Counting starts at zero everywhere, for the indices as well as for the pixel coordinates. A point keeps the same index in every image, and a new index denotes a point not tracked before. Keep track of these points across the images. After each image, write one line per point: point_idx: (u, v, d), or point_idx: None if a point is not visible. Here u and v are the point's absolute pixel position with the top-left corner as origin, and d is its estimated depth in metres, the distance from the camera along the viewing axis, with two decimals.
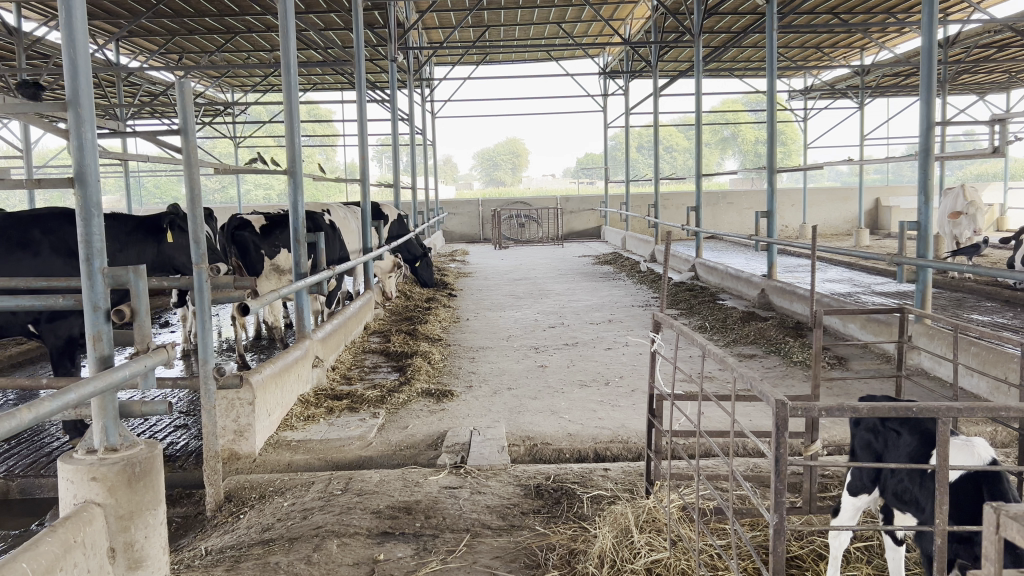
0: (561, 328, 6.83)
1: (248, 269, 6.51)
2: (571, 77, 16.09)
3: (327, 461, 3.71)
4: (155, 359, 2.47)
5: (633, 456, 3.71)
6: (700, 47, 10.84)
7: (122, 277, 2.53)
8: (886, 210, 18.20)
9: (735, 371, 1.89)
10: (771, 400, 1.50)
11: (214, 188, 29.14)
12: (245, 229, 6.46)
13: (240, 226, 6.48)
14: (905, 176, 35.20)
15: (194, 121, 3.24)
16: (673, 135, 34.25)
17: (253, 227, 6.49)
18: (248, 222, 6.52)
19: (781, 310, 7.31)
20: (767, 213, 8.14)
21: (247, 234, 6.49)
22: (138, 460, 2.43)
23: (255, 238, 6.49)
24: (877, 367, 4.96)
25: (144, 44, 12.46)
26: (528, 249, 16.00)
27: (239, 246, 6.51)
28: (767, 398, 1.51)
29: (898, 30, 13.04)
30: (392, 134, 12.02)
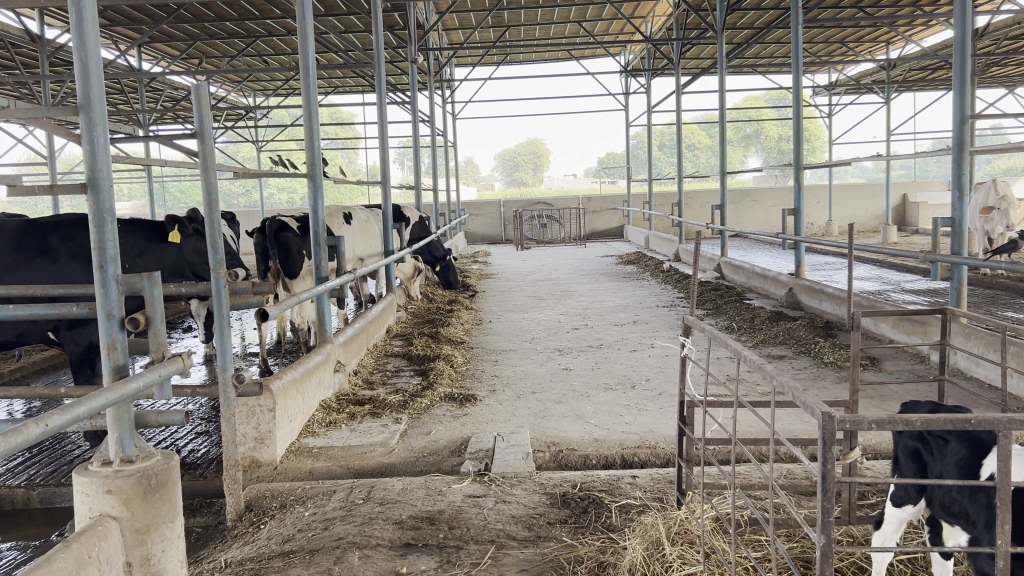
0: (585, 330, 6.73)
1: (292, 271, 6.46)
2: (592, 76, 15.98)
3: (348, 468, 3.65)
4: (171, 368, 2.41)
5: (661, 462, 3.63)
6: (723, 43, 10.73)
7: (136, 284, 2.47)
8: (914, 206, 17.91)
9: (771, 378, 1.80)
10: (814, 412, 1.40)
11: (237, 192, 29.32)
12: (288, 231, 6.41)
13: (281, 229, 6.43)
14: (931, 171, 34.70)
15: (210, 123, 3.18)
16: (694, 134, 34.01)
17: (293, 229, 6.47)
18: (286, 223, 6.49)
19: (810, 309, 7.16)
20: (794, 211, 7.99)
21: (288, 236, 6.45)
22: (154, 472, 2.38)
23: (298, 239, 6.47)
24: (911, 367, 4.84)
25: (166, 49, 12.52)
26: (549, 250, 15.89)
27: (281, 247, 6.43)
28: (813, 411, 1.41)
29: (924, 23, 12.81)
30: (414, 136, 12.01)
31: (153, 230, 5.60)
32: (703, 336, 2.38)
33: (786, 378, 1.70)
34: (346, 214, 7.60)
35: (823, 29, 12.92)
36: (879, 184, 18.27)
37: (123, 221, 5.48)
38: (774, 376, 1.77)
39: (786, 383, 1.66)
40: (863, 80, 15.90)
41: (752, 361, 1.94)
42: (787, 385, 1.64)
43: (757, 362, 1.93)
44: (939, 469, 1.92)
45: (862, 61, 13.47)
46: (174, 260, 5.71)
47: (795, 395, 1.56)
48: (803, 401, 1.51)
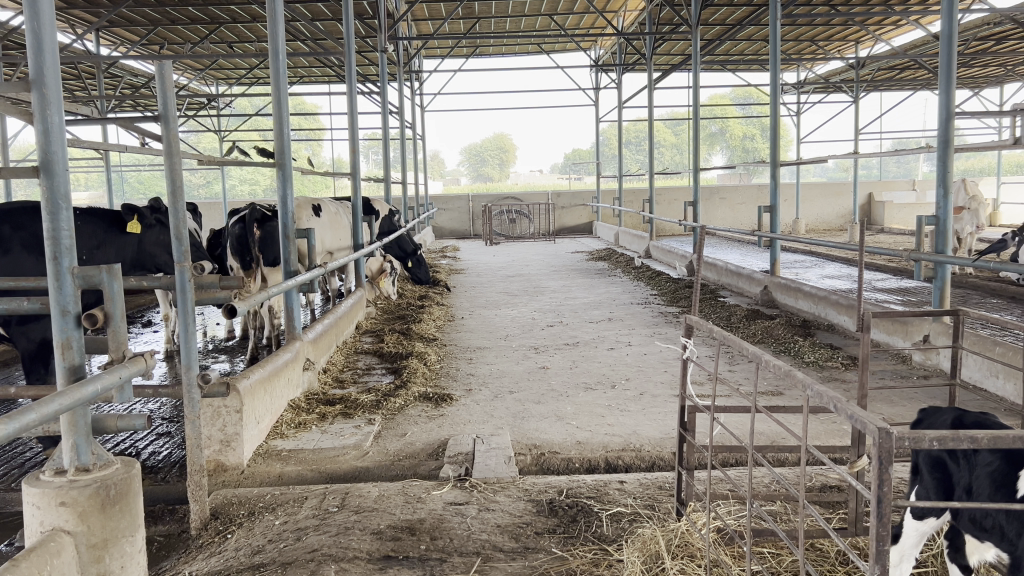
0: (560, 327, 6.59)
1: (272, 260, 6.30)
2: (562, 69, 15.87)
3: (320, 473, 3.48)
4: (131, 369, 2.21)
5: (646, 466, 3.49)
6: (696, 38, 10.65)
7: (94, 277, 2.26)
8: (879, 205, 18.05)
9: (796, 384, 1.68)
10: (865, 425, 1.29)
11: (199, 183, 28.76)
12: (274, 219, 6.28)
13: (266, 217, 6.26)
14: (893, 171, 35.13)
15: (175, 105, 2.96)
16: (661, 131, 34.05)
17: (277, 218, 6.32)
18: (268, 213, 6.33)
19: (786, 308, 7.09)
20: (769, 207, 7.92)
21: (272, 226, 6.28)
22: (113, 482, 2.20)
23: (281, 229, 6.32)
24: (894, 367, 4.77)
25: (124, 34, 12.16)
26: (519, 245, 15.72)
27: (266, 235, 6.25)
28: (863, 424, 1.30)
29: (894, 23, 12.87)
30: (382, 128, 11.78)
31: (111, 218, 5.36)
32: (708, 336, 2.25)
33: (818, 385, 1.59)
34: (315, 206, 7.37)
35: (796, 27, 12.92)
36: (846, 183, 18.38)
37: (79, 208, 5.20)
38: (799, 378, 1.65)
39: (817, 387, 1.55)
40: (831, 78, 15.98)
41: (766, 363, 1.82)
42: (820, 391, 1.53)
43: (775, 363, 1.80)
44: (966, 479, 1.84)
45: (833, 59, 13.51)
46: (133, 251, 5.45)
47: (836, 405, 1.45)
48: (847, 411, 1.39)
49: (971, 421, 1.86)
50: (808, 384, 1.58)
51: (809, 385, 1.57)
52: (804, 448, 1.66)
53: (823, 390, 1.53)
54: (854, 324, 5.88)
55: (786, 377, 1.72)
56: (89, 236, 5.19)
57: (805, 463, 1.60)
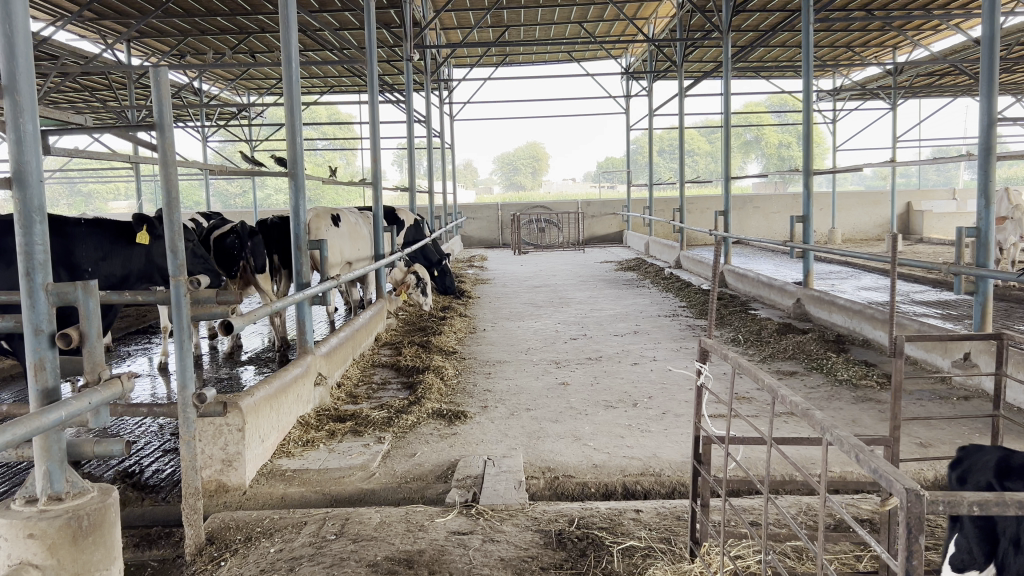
0: (583, 341, 6.40)
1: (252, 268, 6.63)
2: (592, 77, 15.70)
3: (324, 495, 3.33)
4: (104, 394, 2.07)
5: (666, 492, 3.31)
6: (728, 44, 10.36)
7: (70, 295, 2.13)
8: (918, 214, 17.61)
9: (813, 424, 1.49)
10: (894, 487, 1.11)
11: (234, 192, 29.15)
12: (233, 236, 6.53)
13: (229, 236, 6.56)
14: (933, 179, 34.40)
15: (171, 113, 2.84)
16: (694, 139, 33.68)
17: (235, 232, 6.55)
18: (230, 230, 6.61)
19: (819, 321, 6.84)
20: (802, 217, 7.64)
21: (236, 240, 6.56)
22: (87, 512, 2.07)
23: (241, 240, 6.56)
24: (932, 388, 4.52)
25: (156, 44, 12.29)
26: (547, 255, 15.54)
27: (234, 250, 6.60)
28: (893, 484, 1.12)
29: (933, 27, 12.52)
30: (408, 137, 11.69)
31: (117, 230, 5.27)
32: (725, 362, 2.06)
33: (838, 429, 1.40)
34: (335, 216, 7.30)
35: (830, 33, 12.64)
36: (883, 191, 17.96)
37: (84, 219, 5.12)
38: (815, 413, 1.47)
39: (837, 431, 1.36)
40: (868, 85, 15.60)
41: (780, 396, 1.63)
42: (838, 436, 1.34)
43: (793, 399, 1.61)
44: (1015, 529, 1.63)
45: (870, 65, 13.18)
46: (144, 263, 5.41)
47: (856, 450, 1.27)
48: (871, 464, 1.20)
49: (1021, 464, 1.66)
50: (826, 427, 1.40)
51: (828, 429, 1.39)
52: (827, 497, 1.47)
53: (844, 436, 1.33)
54: (890, 339, 5.64)
55: (803, 417, 1.52)
56: (94, 250, 5.13)
57: (825, 521, 1.42)
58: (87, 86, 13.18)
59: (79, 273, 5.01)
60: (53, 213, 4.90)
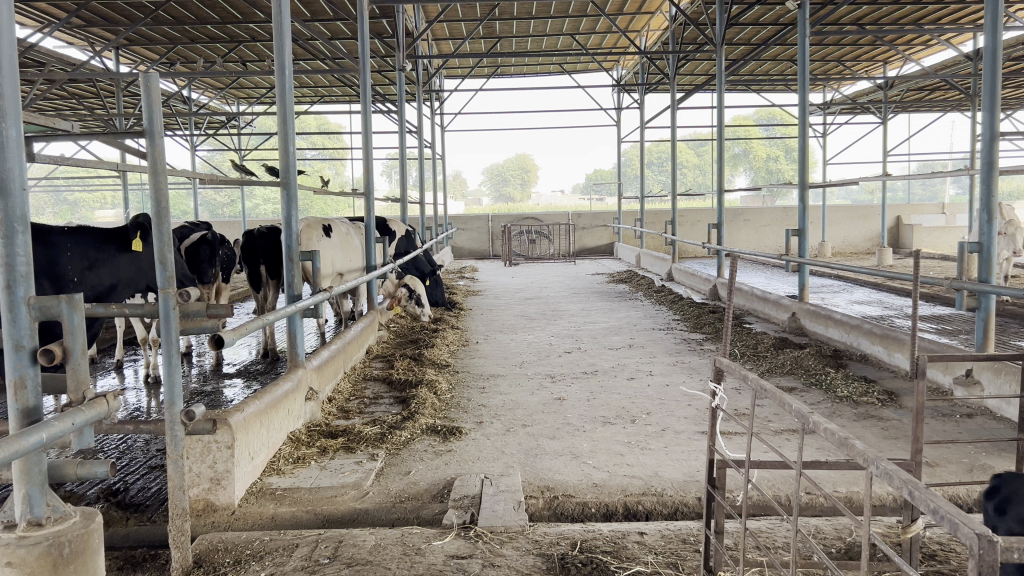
0: (578, 355, 6.31)
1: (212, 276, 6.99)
2: (584, 89, 15.67)
3: (316, 515, 3.23)
4: (89, 414, 1.96)
5: (669, 513, 3.22)
6: (722, 56, 10.33)
7: (53, 309, 2.02)
8: (908, 228, 17.65)
9: (853, 456, 1.38)
10: (957, 533, 1.02)
11: (223, 201, 29.02)
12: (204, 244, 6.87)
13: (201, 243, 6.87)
14: (920, 194, 34.58)
15: (161, 121, 2.74)
16: (684, 151, 33.75)
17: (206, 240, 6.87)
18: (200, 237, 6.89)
19: (814, 336, 6.78)
20: (797, 231, 7.58)
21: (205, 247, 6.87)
22: (69, 539, 1.96)
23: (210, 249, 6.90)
24: (933, 405, 4.46)
25: (145, 52, 12.17)
26: (538, 267, 15.47)
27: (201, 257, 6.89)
28: (953, 526, 1.03)
29: (924, 41, 12.55)
30: (399, 146, 11.60)
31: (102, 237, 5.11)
32: (744, 383, 1.96)
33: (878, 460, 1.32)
34: (326, 226, 7.20)
35: (822, 47, 12.65)
36: (873, 205, 18.00)
37: (66, 227, 4.96)
38: (854, 442, 1.38)
39: (879, 464, 1.28)
40: (859, 99, 15.65)
41: (809, 421, 1.53)
42: (881, 470, 1.26)
43: (822, 425, 1.51)
44: None
45: (862, 78, 13.19)
46: (130, 270, 5.32)
47: (903, 483, 1.19)
48: (924, 501, 1.12)
49: None
50: (866, 456, 1.32)
51: (868, 459, 1.30)
52: (869, 536, 1.37)
53: (889, 468, 1.24)
54: (888, 354, 5.57)
55: (840, 446, 1.41)
56: (79, 259, 4.97)
57: (868, 561, 1.33)
58: (74, 93, 13.04)
59: (66, 283, 4.83)
60: (36, 221, 4.71)
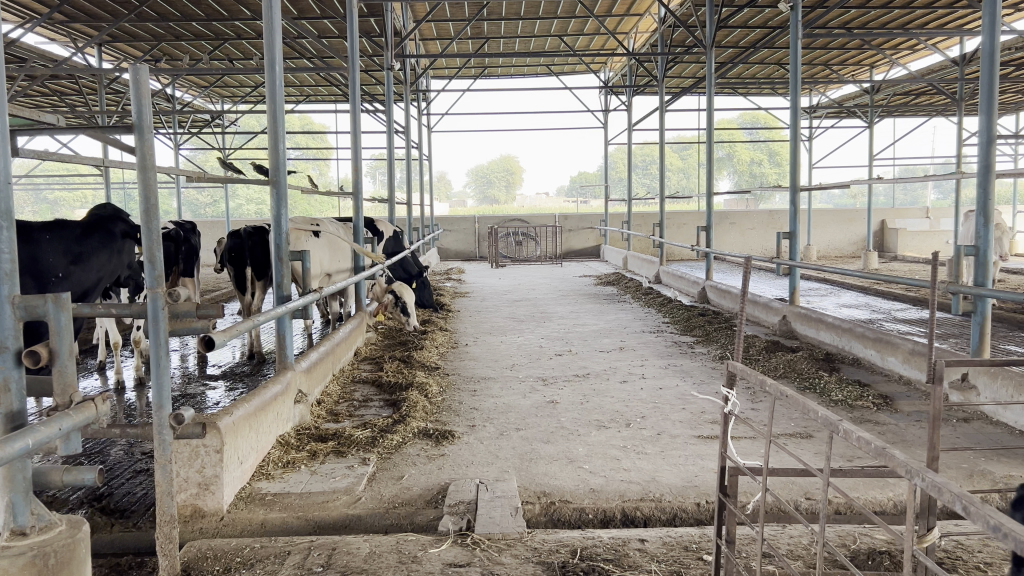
0: (569, 357, 6.25)
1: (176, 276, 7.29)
2: (571, 90, 15.65)
3: (307, 521, 3.15)
4: (76, 418, 1.87)
5: (668, 519, 3.16)
6: (712, 58, 10.30)
7: (38, 308, 1.93)
8: (892, 232, 17.76)
9: (893, 467, 1.33)
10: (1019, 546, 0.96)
11: (206, 201, 28.79)
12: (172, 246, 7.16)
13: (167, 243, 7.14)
14: (902, 198, 34.84)
15: (151, 116, 2.66)
16: (669, 155, 33.82)
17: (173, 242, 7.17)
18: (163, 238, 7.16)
19: (805, 339, 6.75)
20: (788, 233, 7.54)
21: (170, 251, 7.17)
22: (55, 548, 1.87)
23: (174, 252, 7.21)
24: (929, 409, 4.43)
25: (128, 48, 12.03)
26: (524, 268, 15.41)
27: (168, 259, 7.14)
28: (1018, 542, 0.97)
29: (911, 46, 12.62)
30: (387, 146, 11.50)
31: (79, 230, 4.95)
32: (761, 389, 1.91)
33: (919, 470, 1.26)
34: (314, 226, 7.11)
35: (810, 51, 12.69)
36: (858, 209, 18.08)
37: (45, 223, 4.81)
38: (895, 453, 1.32)
39: (924, 477, 1.22)
40: (845, 103, 15.69)
41: (840, 428, 1.47)
42: (927, 481, 1.20)
43: (851, 431, 1.46)
44: None
45: (849, 82, 13.25)
46: (108, 264, 5.21)
47: (954, 496, 1.13)
48: (982, 515, 1.06)
49: None
50: (908, 468, 1.26)
51: (913, 470, 1.24)
52: (908, 547, 1.31)
53: (939, 481, 1.18)
54: (881, 357, 5.55)
55: (876, 455, 1.35)
56: (62, 253, 4.82)
57: (909, 573, 1.27)
58: (56, 90, 12.87)
59: (47, 279, 4.68)
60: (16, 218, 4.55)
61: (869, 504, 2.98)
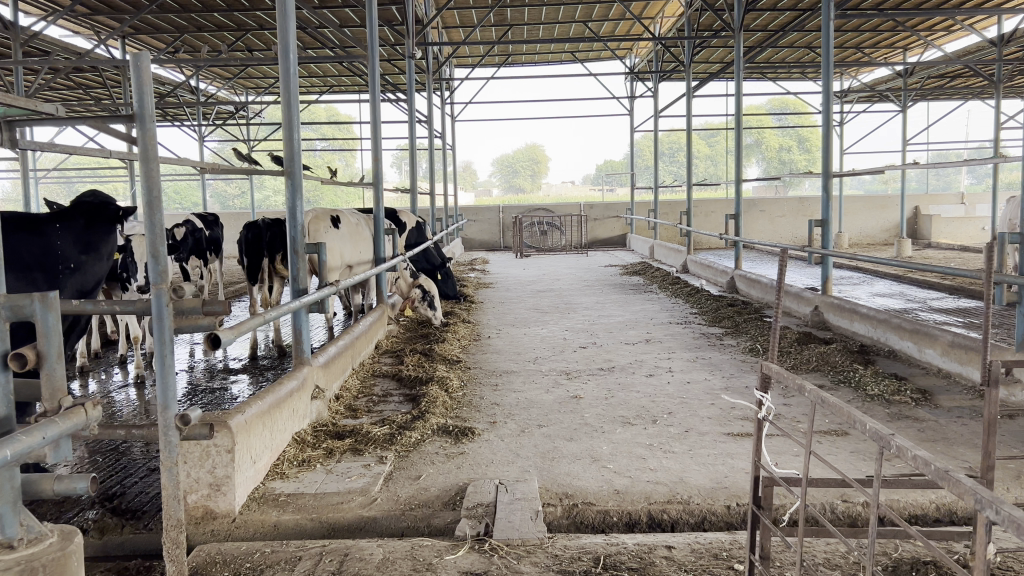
0: (593, 350, 6.10)
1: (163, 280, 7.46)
2: (597, 77, 15.43)
3: (320, 523, 3.04)
4: (63, 426, 1.76)
5: (697, 522, 3.01)
6: (741, 42, 10.06)
7: (24, 308, 1.81)
8: (926, 219, 17.38)
9: (957, 491, 1.18)
10: None
11: (234, 193, 28.96)
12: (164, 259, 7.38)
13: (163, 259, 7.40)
14: (936, 184, 34.18)
15: (152, 104, 2.52)
16: (697, 142, 33.42)
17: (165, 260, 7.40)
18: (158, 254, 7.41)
19: (838, 330, 6.55)
20: (820, 221, 7.32)
21: None
22: (45, 563, 1.76)
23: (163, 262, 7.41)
24: (972, 404, 4.24)
25: (151, 40, 12.02)
26: (550, 258, 15.24)
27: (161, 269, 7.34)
28: None
29: (946, 27, 12.28)
30: (410, 135, 11.36)
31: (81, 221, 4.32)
32: (799, 394, 1.76)
33: (993, 500, 1.11)
34: (334, 218, 7.00)
35: (842, 34, 12.39)
36: (890, 196, 17.70)
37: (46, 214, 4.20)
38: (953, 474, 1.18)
39: (1000, 508, 1.07)
40: (878, 87, 15.34)
41: (893, 444, 1.34)
42: (1005, 515, 1.05)
43: (911, 451, 1.32)
44: None
45: (882, 65, 12.93)
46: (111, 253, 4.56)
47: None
48: None
49: None
50: (983, 498, 1.10)
51: (988, 502, 1.09)
52: None
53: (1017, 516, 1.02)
54: (918, 349, 5.33)
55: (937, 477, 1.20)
56: (72, 243, 4.24)
57: None
58: (80, 84, 12.92)
59: (60, 275, 4.14)
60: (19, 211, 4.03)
61: (910, 507, 2.82)
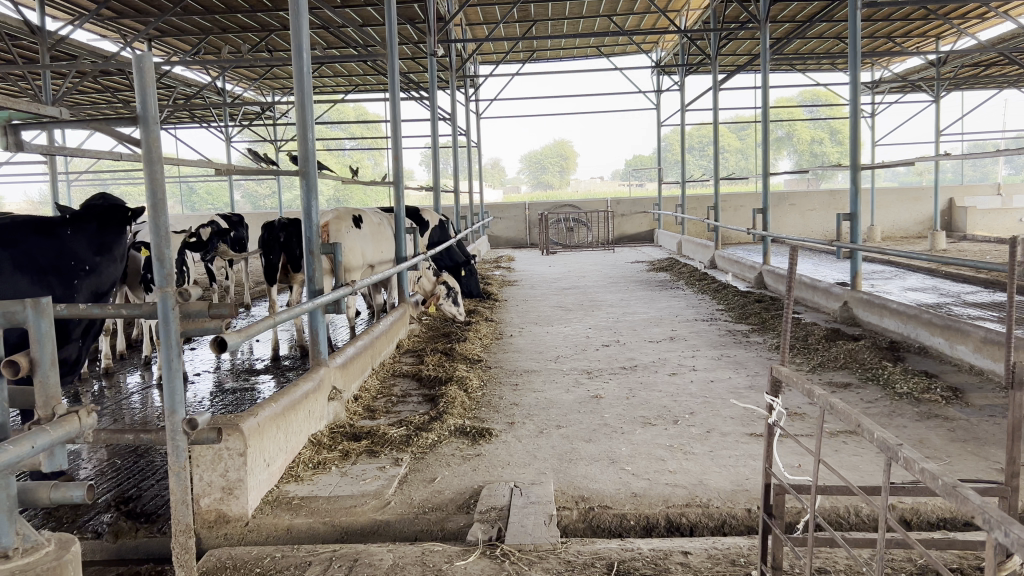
0: (616, 348, 6.02)
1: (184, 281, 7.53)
2: (622, 72, 15.29)
3: (333, 526, 3.01)
4: (54, 434, 1.73)
5: (716, 526, 2.93)
6: (767, 33, 9.89)
7: (17, 315, 1.78)
8: (960, 210, 17.02)
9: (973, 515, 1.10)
10: None
11: (263, 193, 29.20)
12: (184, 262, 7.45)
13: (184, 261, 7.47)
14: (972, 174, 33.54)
15: (154, 104, 2.48)
16: (726, 136, 33.08)
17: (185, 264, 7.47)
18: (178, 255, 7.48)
19: (868, 326, 6.40)
20: (849, 215, 7.16)
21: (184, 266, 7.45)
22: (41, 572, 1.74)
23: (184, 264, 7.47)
24: (1005, 402, 4.11)
25: (177, 42, 12.08)
26: (577, 254, 15.16)
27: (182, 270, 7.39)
28: None
29: (980, 14, 11.99)
30: (433, 132, 11.32)
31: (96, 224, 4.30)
32: (810, 399, 1.69)
33: (1010, 523, 1.03)
34: (355, 217, 6.98)
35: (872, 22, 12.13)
36: (924, 188, 17.37)
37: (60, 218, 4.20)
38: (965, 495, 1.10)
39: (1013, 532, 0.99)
40: (910, 77, 15.03)
41: (899, 456, 1.28)
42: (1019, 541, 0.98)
43: (922, 465, 1.24)
44: None
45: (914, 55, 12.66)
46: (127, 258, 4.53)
47: None
48: None
49: None
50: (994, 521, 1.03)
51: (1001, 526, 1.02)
52: None
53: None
54: (950, 345, 5.18)
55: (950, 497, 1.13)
56: (87, 245, 4.23)
57: None
58: (108, 87, 13.05)
59: (72, 277, 4.12)
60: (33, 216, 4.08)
61: (937, 511, 2.72)
